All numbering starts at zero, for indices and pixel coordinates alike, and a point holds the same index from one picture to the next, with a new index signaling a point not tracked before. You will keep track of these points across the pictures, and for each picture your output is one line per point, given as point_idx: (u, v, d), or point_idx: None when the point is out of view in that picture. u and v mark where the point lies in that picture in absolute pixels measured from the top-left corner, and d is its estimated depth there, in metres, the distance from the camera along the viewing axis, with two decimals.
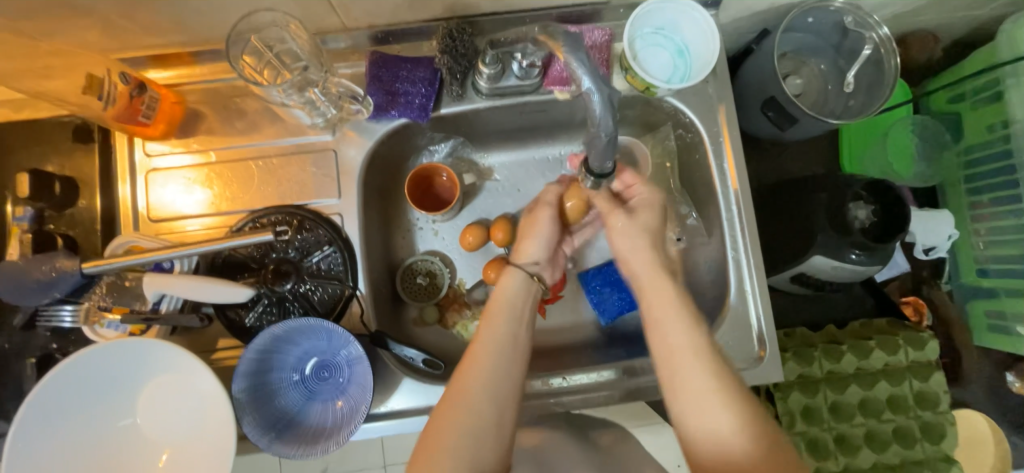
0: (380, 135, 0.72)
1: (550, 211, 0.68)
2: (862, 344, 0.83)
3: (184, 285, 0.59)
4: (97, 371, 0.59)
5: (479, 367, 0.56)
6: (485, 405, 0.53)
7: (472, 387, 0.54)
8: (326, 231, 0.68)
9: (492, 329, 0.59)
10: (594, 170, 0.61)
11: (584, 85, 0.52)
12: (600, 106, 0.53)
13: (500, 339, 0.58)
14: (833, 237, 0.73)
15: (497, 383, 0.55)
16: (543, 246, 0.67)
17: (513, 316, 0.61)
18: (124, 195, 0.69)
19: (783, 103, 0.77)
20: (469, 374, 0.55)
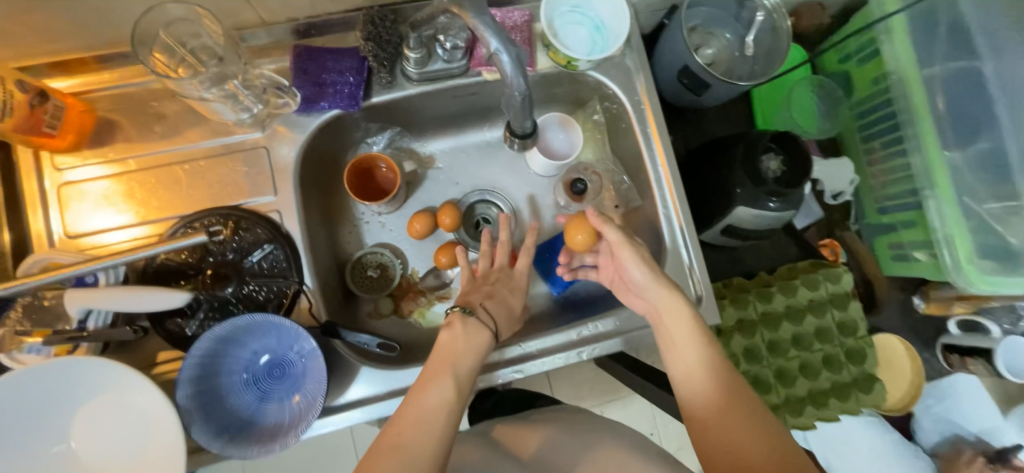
0: (312, 129, 0.71)
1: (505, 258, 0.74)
2: (789, 284, 0.91)
3: (112, 296, 0.57)
4: (18, 399, 0.55)
5: (423, 430, 0.51)
6: (421, 448, 0.49)
7: (408, 454, 0.48)
8: (265, 230, 0.67)
9: (437, 390, 0.54)
10: (516, 132, 0.74)
11: (493, 47, 0.57)
12: (510, 68, 0.59)
13: (440, 400, 0.53)
14: (751, 188, 0.80)
15: (439, 431, 0.51)
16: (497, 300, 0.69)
17: (450, 373, 0.56)
18: (38, 215, 0.65)
19: (696, 71, 0.83)
20: (416, 417, 0.51)
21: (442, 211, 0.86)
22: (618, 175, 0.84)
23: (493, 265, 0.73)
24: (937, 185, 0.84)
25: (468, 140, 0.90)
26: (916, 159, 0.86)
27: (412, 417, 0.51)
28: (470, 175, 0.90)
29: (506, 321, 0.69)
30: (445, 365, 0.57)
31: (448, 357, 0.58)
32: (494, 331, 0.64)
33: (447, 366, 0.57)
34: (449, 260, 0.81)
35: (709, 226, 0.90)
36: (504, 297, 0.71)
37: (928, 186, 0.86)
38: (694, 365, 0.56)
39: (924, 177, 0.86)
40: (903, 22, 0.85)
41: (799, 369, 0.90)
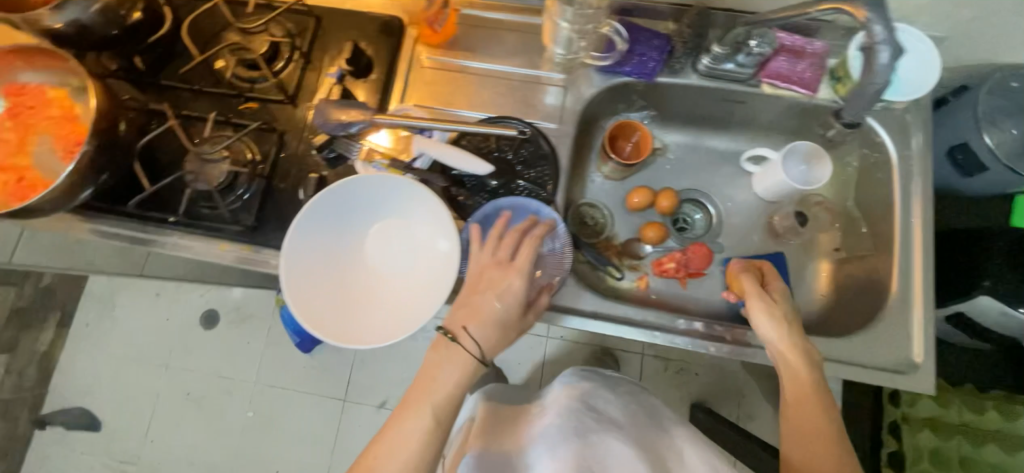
0: (604, 85, 0.85)
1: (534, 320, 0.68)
2: (1009, 407, 0.82)
3: (444, 151, 0.75)
4: (361, 195, 0.75)
5: (415, 416, 0.61)
6: (405, 463, 0.59)
7: (389, 464, 0.58)
8: (546, 147, 0.81)
9: (464, 355, 0.64)
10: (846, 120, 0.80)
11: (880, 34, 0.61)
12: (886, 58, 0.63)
13: (471, 355, 0.64)
14: (1008, 283, 0.77)
15: (417, 460, 0.59)
16: (496, 334, 0.64)
17: (483, 336, 0.64)
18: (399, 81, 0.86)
19: (976, 150, 0.80)
20: (405, 426, 0.60)
21: (662, 194, 0.94)
22: (855, 222, 0.85)
23: (498, 284, 0.66)
24: None
25: (703, 144, 0.98)
26: None
27: (435, 366, 0.63)
28: (693, 175, 0.98)
29: (499, 341, 0.65)
30: (483, 309, 0.65)
31: (480, 313, 0.65)
32: (482, 357, 0.64)
33: (472, 320, 0.64)
34: (654, 236, 0.92)
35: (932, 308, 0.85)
36: (497, 313, 0.65)
37: None
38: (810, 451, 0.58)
39: None
40: None
41: None
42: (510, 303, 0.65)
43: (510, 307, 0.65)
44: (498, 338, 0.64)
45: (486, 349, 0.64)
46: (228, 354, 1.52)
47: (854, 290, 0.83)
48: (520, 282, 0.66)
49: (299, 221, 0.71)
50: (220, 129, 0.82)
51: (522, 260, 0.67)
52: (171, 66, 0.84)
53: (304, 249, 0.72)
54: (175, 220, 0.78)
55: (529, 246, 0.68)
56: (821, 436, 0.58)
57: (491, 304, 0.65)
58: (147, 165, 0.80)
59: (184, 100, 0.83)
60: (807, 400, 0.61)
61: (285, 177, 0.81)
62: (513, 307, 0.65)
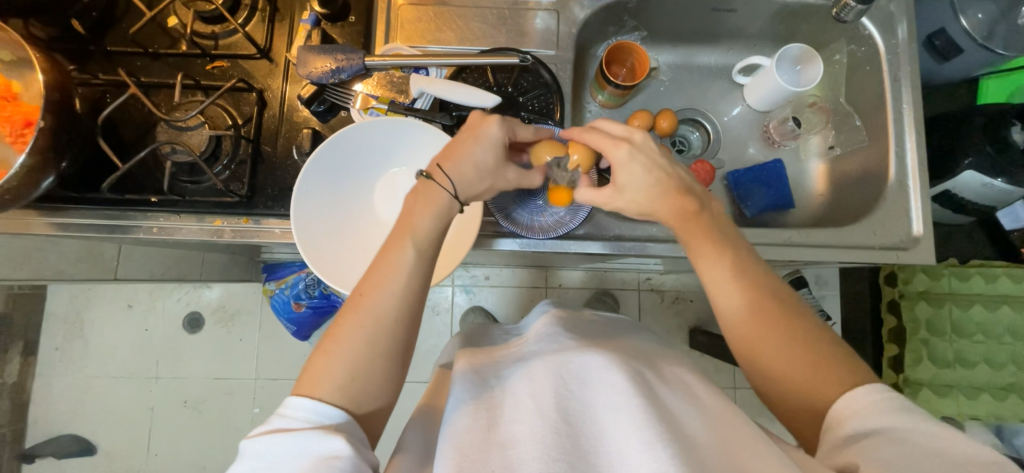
0: (596, 6, 0.83)
1: (500, 129, 0.61)
2: (988, 270, 0.89)
3: (444, 86, 0.71)
4: (364, 144, 0.70)
5: (376, 291, 0.54)
6: (380, 335, 0.52)
7: (349, 348, 0.51)
8: (546, 76, 0.78)
9: (425, 225, 0.58)
10: None
11: None
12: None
13: (443, 216, 0.59)
14: (990, 155, 0.81)
15: (398, 313, 0.53)
16: (476, 160, 0.60)
17: (441, 217, 0.59)
18: (382, 25, 0.80)
19: (953, 34, 0.84)
20: (372, 296, 0.53)
21: (662, 114, 0.93)
22: (847, 117, 0.88)
23: (476, 128, 0.61)
24: None
25: (694, 63, 0.98)
26: None
27: (399, 244, 0.56)
28: (687, 95, 0.98)
29: (476, 183, 0.61)
30: (467, 154, 0.60)
31: (457, 158, 0.60)
32: (457, 197, 0.60)
33: (448, 159, 0.60)
34: None
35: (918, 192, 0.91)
36: (469, 152, 0.60)
37: None
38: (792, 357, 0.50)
39: None
40: None
41: (982, 356, 0.87)
42: (496, 136, 0.60)
43: (490, 152, 0.61)
44: (479, 183, 0.61)
45: (462, 187, 0.60)
46: (222, 354, 1.45)
47: (852, 184, 0.86)
48: (503, 126, 0.61)
49: (302, 179, 0.65)
50: (190, 95, 0.74)
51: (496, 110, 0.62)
52: (117, 30, 0.76)
53: (313, 209, 0.67)
54: (158, 200, 0.71)
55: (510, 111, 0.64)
56: (769, 329, 0.51)
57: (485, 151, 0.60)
58: (113, 142, 0.72)
59: (140, 68, 0.74)
60: (765, 307, 0.53)
61: (269, 136, 0.74)
62: (500, 138, 0.61)
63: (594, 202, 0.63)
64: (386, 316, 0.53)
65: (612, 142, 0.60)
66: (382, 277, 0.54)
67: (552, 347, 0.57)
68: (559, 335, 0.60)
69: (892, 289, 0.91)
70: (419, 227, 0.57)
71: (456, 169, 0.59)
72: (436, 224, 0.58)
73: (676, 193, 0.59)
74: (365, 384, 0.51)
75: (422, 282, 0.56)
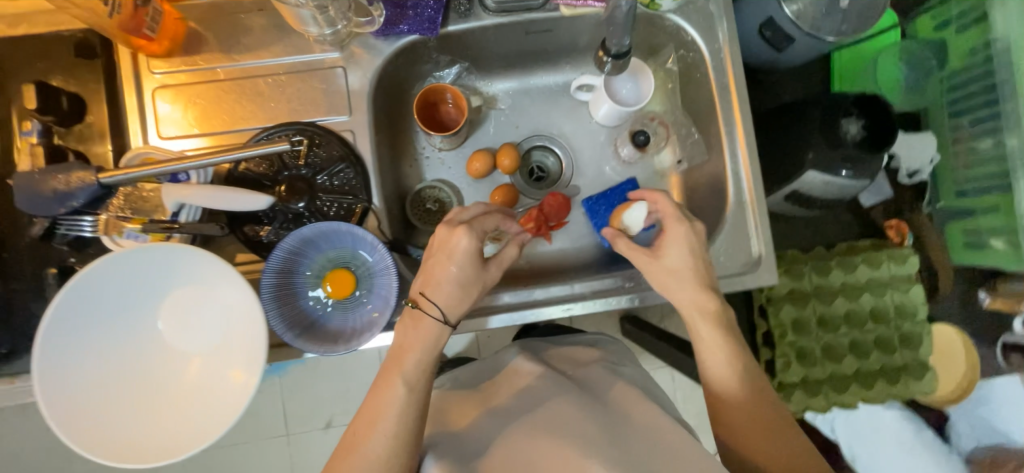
0: (387, 54, 0.72)
1: (470, 240, 0.57)
2: (848, 260, 0.89)
3: (204, 194, 0.60)
4: (124, 276, 0.59)
5: (371, 435, 0.51)
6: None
7: None
8: (338, 148, 0.69)
9: (414, 362, 0.54)
10: (612, 51, 0.69)
11: None
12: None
13: (430, 348, 0.55)
14: (826, 152, 0.77)
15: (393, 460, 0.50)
16: (453, 275, 0.57)
17: (428, 350, 0.55)
18: (133, 117, 0.68)
19: (782, 23, 0.79)
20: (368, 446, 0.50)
21: (495, 190, 0.85)
22: (686, 128, 0.83)
23: (446, 240, 0.58)
24: None
25: (533, 84, 0.88)
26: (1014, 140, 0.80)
27: (388, 386, 0.53)
28: (531, 120, 0.89)
29: (459, 301, 0.58)
30: (443, 275, 0.58)
31: (458, 288, 0.58)
32: (447, 320, 0.57)
33: (430, 282, 0.58)
34: (501, 201, 0.84)
35: (773, 191, 0.88)
36: (444, 270, 0.57)
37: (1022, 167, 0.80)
38: (767, 444, 0.53)
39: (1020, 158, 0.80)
40: None
41: (848, 346, 0.87)
42: (467, 246, 0.57)
43: (461, 265, 0.58)
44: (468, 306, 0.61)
45: (452, 312, 0.57)
46: None
47: (702, 199, 0.81)
48: (471, 234, 0.58)
49: (43, 337, 0.54)
50: None
51: (459, 217, 0.61)
52: None
53: (71, 372, 0.57)
54: None
55: (463, 213, 0.62)
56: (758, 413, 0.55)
57: (487, 273, 0.60)
58: None
59: None
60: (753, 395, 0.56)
61: (12, 279, 0.62)
62: (472, 246, 0.58)
63: (640, 265, 0.63)
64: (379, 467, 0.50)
65: (676, 217, 0.61)
66: (378, 423, 0.51)
67: (530, 407, 0.54)
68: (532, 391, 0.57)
69: (762, 294, 0.89)
70: (407, 366, 0.54)
71: (437, 292, 0.57)
72: (426, 362, 0.55)
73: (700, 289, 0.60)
74: None
75: (409, 435, 0.51)
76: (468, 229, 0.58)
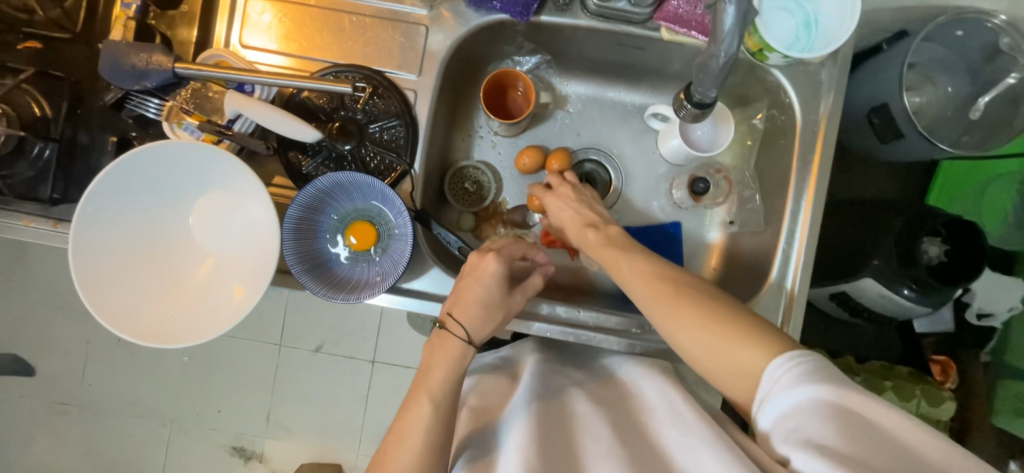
0: (473, 26, 0.71)
1: (498, 263, 0.65)
2: (875, 380, 0.82)
3: (261, 111, 0.62)
4: (173, 162, 0.62)
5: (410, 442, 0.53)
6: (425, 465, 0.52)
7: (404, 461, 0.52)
8: (397, 104, 0.69)
9: (440, 379, 0.58)
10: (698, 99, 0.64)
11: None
12: (731, 20, 0.51)
13: (459, 364, 0.60)
14: (893, 267, 0.70)
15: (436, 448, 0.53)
16: (479, 298, 0.63)
17: (459, 365, 0.60)
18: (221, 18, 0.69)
19: (895, 114, 0.72)
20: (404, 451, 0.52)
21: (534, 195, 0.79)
22: (748, 191, 0.77)
23: (478, 265, 0.65)
24: None
25: (608, 97, 0.85)
26: None
27: (416, 403, 0.56)
28: (594, 132, 0.86)
29: (483, 322, 0.63)
30: (470, 297, 0.63)
31: (489, 313, 0.63)
32: (471, 341, 0.61)
33: (457, 305, 0.63)
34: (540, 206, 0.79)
35: (821, 285, 0.81)
36: (472, 293, 0.63)
37: None
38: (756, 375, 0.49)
39: None
40: None
41: None
42: (497, 268, 0.64)
43: (490, 289, 0.63)
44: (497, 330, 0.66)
45: (475, 332, 0.62)
46: None
47: (743, 269, 0.76)
48: (498, 262, 0.65)
49: (90, 196, 0.59)
50: None
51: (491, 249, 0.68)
52: None
53: (99, 233, 0.61)
54: None
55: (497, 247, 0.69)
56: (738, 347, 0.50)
57: (513, 303, 0.66)
58: None
59: None
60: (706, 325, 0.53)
61: (79, 133, 0.66)
62: (500, 267, 0.64)
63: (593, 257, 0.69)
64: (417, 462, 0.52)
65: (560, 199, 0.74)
66: (412, 430, 0.54)
67: (553, 401, 0.59)
68: (541, 386, 0.61)
69: None
70: (436, 383, 0.57)
71: (465, 310, 0.62)
72: (451, 377, 0.58)
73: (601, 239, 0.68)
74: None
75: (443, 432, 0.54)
76: (497, 257, 0.65)
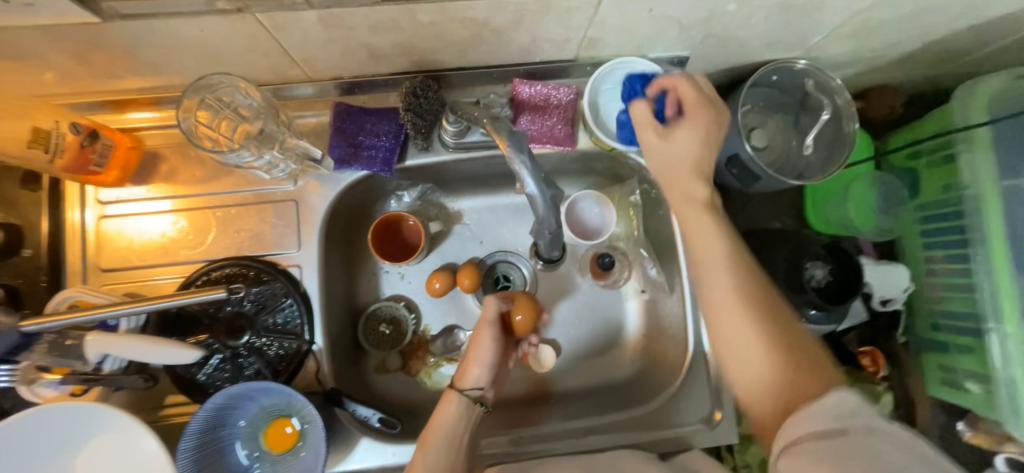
0: (344, 186, 0.71)
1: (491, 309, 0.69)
2: None
3: (129, 345, 0.57)
4: (37, 433, 0.56)
5: None
6: None
7: None
8: (283, 285, 0.67)
9: (447, 424, 0.63)
10: (543, 255, 0.78)
11: (528, 187, 0.58)
12: (540, 195, 0.59)
13: (450, 443, 0.62)
14: (791, 297, 0.75)
15: None
16: (474, 350, 0.68)
17: (457, 427, 0.64)
18: (74, 219, 0.66)
19: (746, 160, 0.79)
20: None
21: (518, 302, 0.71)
22: (647, 263, 0.81)
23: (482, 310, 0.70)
24: (1004, 318, 0.77)
25: (500, 201, 0.87)
26: (982, 283, 0.79)
27: (418, 450, 0.61)
28: (494, 236, 0.87)
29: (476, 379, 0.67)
30: (475, 347, 0.68)
31: (470, 352, 0.68)
32: (465, 392, 0.66)
33: (470, 357, 0.68)
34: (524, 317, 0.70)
35: None
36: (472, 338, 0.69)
37: (992, 315, 0.78)
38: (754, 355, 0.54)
39: (988, 303, 0.78)
40: (987, 134, 0.78)
41: None
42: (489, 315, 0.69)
43: (482, 336, 0.68)
44: (483, 375, 0.67)
45: (468, 387, 0.67)
46: None
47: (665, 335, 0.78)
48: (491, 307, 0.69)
49: None
50: None
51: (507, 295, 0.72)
52: None
53: None
54: None
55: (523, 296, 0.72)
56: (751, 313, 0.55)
57: (481, 339, 0.68)
58: None
59: None
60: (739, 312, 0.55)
61: None
62: (488, 320, 0.69)
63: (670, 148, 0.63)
64: None
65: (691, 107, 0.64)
66: None
67: None
68: None
69: None
70: (439, 434, 0.62)
71: (465, 367, 0.68)
72: (457, 426, 0.64)
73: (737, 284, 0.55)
74: None
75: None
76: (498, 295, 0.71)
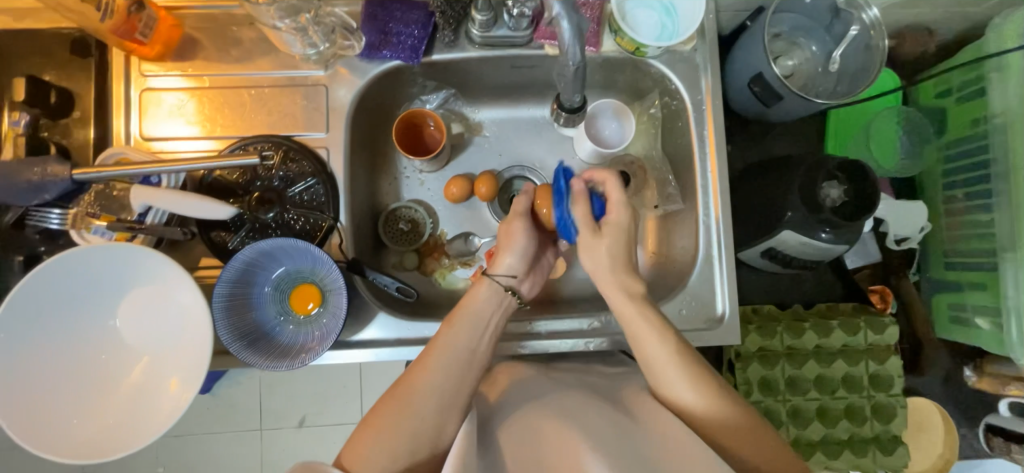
0: (371, 76, 0.73)
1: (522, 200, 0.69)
2: (823, 323, 0.86)
3: (167, 198, 0.61)
4: (84, 272, 0.60)
5: (428, 369, 0.57)
6: (430, 410, 0.54)
7: (412, 404, 0.54)
8: (310, 164, 0.70)
9: (478, 306, 0.63)
10: (565, 104, 0.75)
11: (554, 9, 0.56)
12: (568, 33, 0.58)
13: (478, 324, 0.62)
14: (804, 215, 0.75)
15: (443, 390, 0.56)
16: (506, 240, 0.68)
17: (479, 328, 0.62)
18: (119, 127, 0.70)
19: (769, 79, 0.79)
20: (419, 378, 0.56)
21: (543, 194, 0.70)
22: (664, 174, 0.81)
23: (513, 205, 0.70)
24: (1019, 247, 0.77)
25: (521, 115, 0.89)
26: (1002, 216, 0.79)
27: (444, 329, 0.60)
28: (513, 149, 0.89)
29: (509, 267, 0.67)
30: (508, 237, 0.68)
31: (503, 243, 0.68)
32: (498, 279, 0.67)
33: (503, 248, 0.68)
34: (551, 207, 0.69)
35: (751, 245, 0.87)
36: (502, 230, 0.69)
37: (1009, 246, 0.78)
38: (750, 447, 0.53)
39: (1006, 236, 0.78)
40: (1021, 60, 0.76)
41: (816, 412, 0.85)
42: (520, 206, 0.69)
43: (513, 226, 0.68)
44: (515, 264, 0.67)
45: (501, 275, 0.67)
46: None
47: (676, 247, 0.79)
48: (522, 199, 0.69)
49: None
50: None
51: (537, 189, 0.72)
52: None
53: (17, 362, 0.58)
54: None
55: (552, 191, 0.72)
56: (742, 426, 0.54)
57: (514, 230, 0.68)
58: None
59: None
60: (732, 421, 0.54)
61: None
62: (519, 211, 0.69)
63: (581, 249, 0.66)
64: (428, 399, 0.55)
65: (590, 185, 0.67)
66: (433, 362, 0.57)
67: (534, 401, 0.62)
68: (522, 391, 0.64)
69: (731, 348, 0.86)
70: (465, 317, 0.61)
71: (497, 256, 0.68)
72: (487, 308, 0.63)
73: (623, 270, 0.63)
74: (418, 425, 0.54)
75: (460, 359, 0.58)
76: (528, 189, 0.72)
